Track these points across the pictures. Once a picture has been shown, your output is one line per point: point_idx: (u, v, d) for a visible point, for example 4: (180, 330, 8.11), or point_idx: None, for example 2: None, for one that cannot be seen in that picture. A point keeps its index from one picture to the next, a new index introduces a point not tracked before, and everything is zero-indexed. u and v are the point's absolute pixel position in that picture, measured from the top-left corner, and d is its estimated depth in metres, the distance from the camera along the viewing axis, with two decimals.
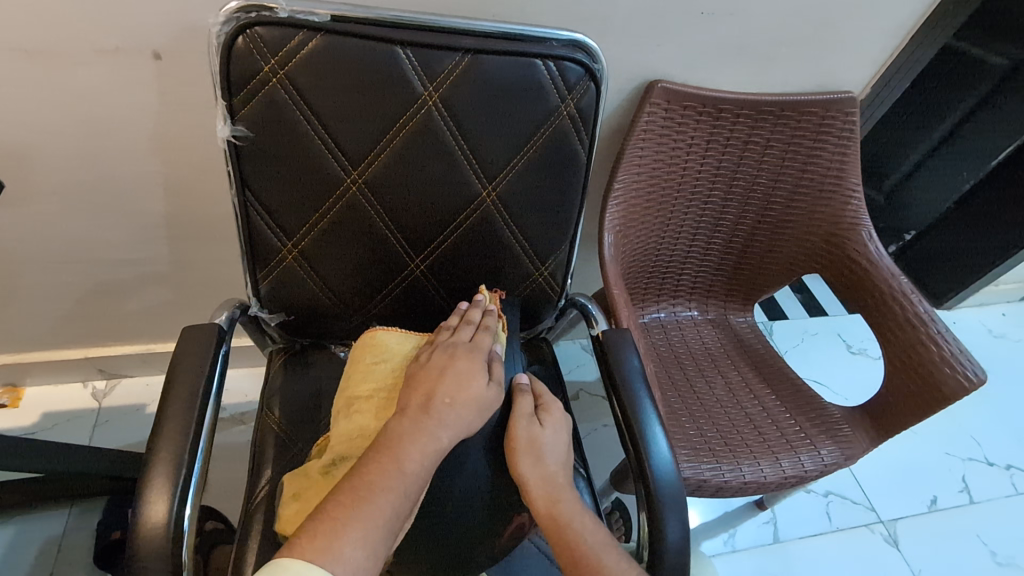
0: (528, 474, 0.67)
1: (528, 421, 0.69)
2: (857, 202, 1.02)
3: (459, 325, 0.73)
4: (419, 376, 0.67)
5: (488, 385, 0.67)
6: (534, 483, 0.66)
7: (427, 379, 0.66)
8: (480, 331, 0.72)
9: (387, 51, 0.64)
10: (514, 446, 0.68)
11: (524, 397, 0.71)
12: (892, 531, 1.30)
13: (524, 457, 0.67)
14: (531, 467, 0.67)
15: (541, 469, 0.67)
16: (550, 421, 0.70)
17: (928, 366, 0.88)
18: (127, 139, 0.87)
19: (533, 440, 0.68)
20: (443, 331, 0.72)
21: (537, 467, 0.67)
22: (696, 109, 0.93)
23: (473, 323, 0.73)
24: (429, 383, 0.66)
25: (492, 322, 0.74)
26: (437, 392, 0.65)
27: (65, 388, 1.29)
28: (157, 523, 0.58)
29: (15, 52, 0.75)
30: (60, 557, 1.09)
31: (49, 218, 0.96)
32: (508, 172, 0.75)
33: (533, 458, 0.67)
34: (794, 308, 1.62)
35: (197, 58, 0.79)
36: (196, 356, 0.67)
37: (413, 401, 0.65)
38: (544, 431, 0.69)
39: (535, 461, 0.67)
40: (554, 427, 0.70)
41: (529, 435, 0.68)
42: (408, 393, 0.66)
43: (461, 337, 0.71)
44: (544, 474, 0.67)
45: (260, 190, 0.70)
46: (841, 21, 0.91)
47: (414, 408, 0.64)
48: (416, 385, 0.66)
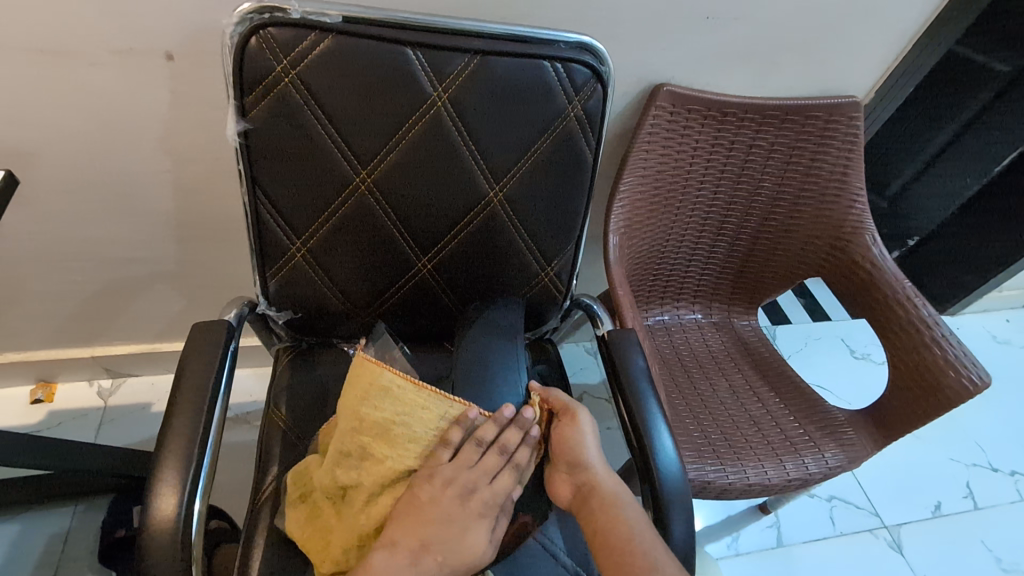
0: (595, 461, 0.70)
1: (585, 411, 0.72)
2: (861, 206, 1.02)
3: (491, 454, 0.66)
4: (424, 511, 0.64)
5: (486, 545, 0.65)
6: (599, 468, 0.70)
7: (430, 523, 0.63)
8: (508, 468, 0.67)
9: (397, 52, 0.65)
10: (581, 436, 0.70)
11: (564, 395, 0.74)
12: (896, 536, 1.30)
13: (591, 446, 0.70)
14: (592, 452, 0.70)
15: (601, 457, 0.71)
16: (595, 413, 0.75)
17: (932, 368, 0.88)
18: (138, 139, 0.88)
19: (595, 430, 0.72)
20: (472, 457, 0.66)
21: (599, 454, 0.71)
22: (701, 113, 0.94)
23: (505, 457, 0.67)
24: (430, 525, 0.63)
25: (524, 461, 0.68)
26: (433, 540, 0.63)
27: (71, 387, 1.29)
28: (167, 517, 0.58)
29: (31, 52, 0.76)
30: (65, 554, 1.09)
31: (59, 216, 0.97)
32: (514, 172, 0.75)
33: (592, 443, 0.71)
34: (798, 313, 1.62)
35: (209, 58, 0.81)
36: (205, 354, 0.68)
37: (406, 540, 0.63)
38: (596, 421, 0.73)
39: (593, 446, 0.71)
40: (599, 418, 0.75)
41: (592, 424, 0.72)
42: (404, 523, 0.63)
43: (487, 473, 0.66)
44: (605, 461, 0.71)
45: (272, 189, 0.71)
46: (845, 26, 0.92)
47: (403, 550, 0.63)
48: (418, 519, 0.63)
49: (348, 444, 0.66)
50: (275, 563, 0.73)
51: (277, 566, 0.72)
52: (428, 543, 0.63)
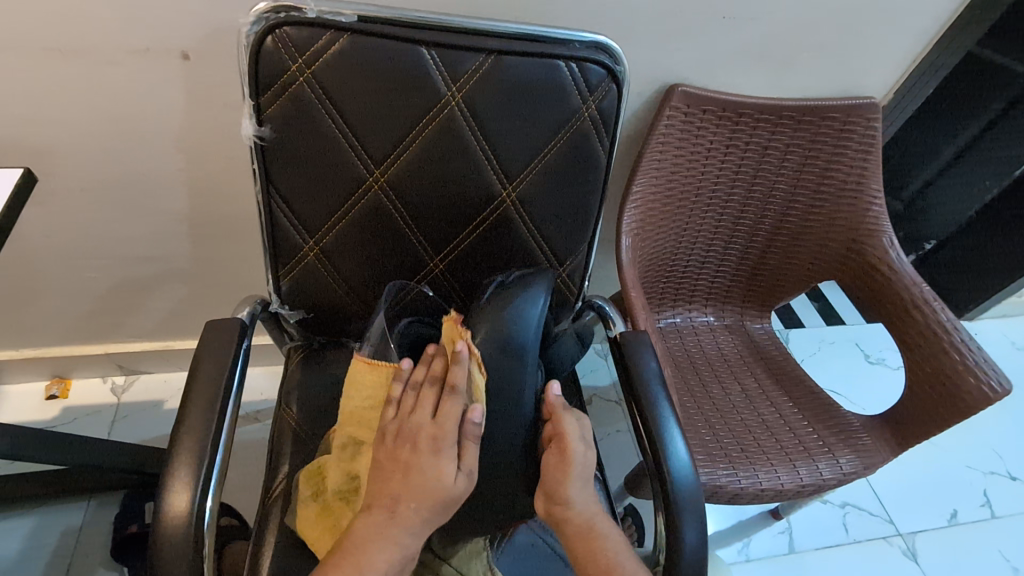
0: (579, 498, 0.64)
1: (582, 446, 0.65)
2: (878, 209, 1.01)
3: (425, 389, 0.63)
4: (388, 467, 0.62)
5: (456, 476, 0.60)
6: (583, 506, 0.64)
7: (394, 476, 0.61)
8: (446, 397, 0.62)
9: (412, 51, 0.65)
10: (570, 471, 0.63)
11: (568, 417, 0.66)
12: (911, 544, 1.28)
13: (578, 484, 0.64)
14: (579, 491, 0.64)
15: (587, 495, 0.65)
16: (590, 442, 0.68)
17: (950, 374, 0.87)
18: (154, 138, 0.89)
19: (587, 467, 0.65)
20: (407, 399, 0.63)
21: (585, 492, 0.64)
22: (716, 113, 0.93)
23: (438, 387, 0.63)
24: (395, 481, 0.61)
25: (461, 382, 0.61)
26: (401, 495, 0.60)
27: (85, 383, 1.31)
28: (180, 512, 0.59)
29: (51, 52, 0.77)
30: (78, 549, 1.10)
31: (76, 214, 0.98)
32: (528, 172, 0.75)
33: (581, 481, 0.64)
34: (811, 317, 1.60)
35: (224, 58, 0.81)
36: (218, 351, 0.68)
37: (381, 499, 0.61)
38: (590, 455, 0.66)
39: (582, 484, 0.64)
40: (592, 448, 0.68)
41: (586, 460, 0.65)
42: (377, 485, 0.62)
43: (426, 412, 0.62)
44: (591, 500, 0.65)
45: (286, 188, 0.71)
46: (863, 27, 0.91)
47: (378, 507, 0.60)
48: (386, 478, 0.61)
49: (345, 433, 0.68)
50: (286, 561, 0.73)
51: (287, 565, 0.72)
52: (397, 494, 0.60)
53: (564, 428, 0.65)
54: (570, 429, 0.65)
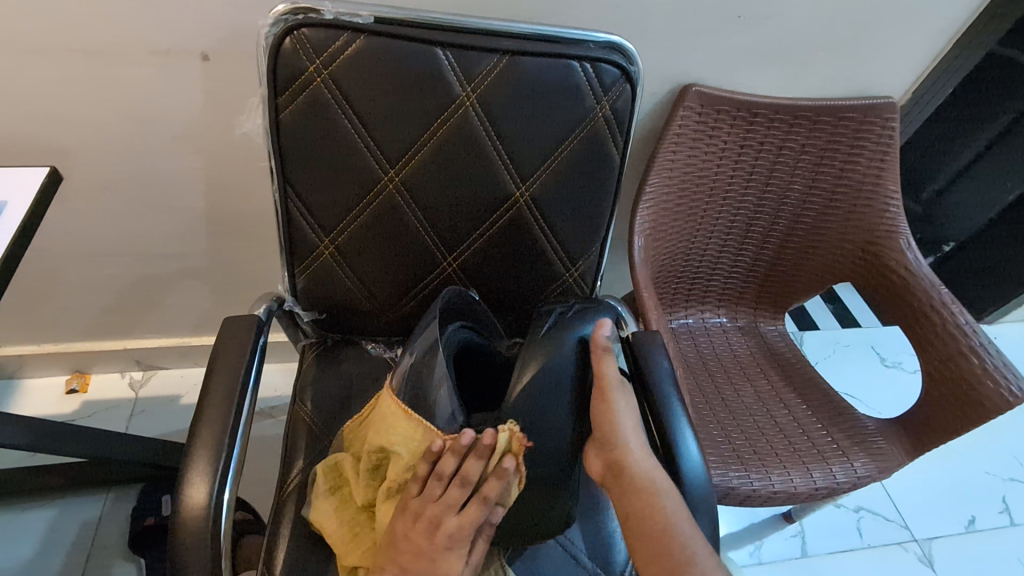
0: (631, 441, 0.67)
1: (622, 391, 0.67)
2: (895, 210, 0.99)
3: (454, 486, 0.62)
4: (400, 546, 0.64)
5: (463, 566, 0.65)
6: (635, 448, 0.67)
7: (407, 554, 0.64)
8: (475, 500, 0.63)
9: (427, 52, 0.66)
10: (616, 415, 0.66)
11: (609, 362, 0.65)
12: (927, 550, 1.26)
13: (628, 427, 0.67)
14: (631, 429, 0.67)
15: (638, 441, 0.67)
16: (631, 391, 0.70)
17: (968, 378, 0.85)
18: (174, 138, 0.91)
19: (630, 413, 0.67)
20: (434, 488, 0.63)
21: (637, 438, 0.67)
22: (730, 113, 0.93)
23: (471, 488, 0.63)
24: (406, 559, 0.64)
25: (493, 494, 0.62)
26: (410, 572, 0.64)
27: (104, 378, 1.33)
28: (197, 506, 0.60)
29: (75, 53, 0.79)
30: (97, 541, 1.12)
31: (97, 212, 1.00)
32: (541, 172, 0.75)
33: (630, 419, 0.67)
34: (826, 319, 1.58)
35: (243, 58, 0.82)
36: (236, 349, 0.69)
37: (389, 571, 0.64)
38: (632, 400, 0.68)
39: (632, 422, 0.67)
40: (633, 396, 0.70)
41: (627, 399, 0.68)
42: (388, 556, 0.65)
43: (451, 506, 0.63)
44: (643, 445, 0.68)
45: (301, 187, 0.72)
46: (880, 26, 0.90)
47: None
48: (398, 554, 0.64)
49: (375, 458, 0.66)
50: (301, 554, 0.74)
51: (302, 557, 0.74)
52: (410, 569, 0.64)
53: (606, 376, 0.65)
54: (609, 375, 0.66)
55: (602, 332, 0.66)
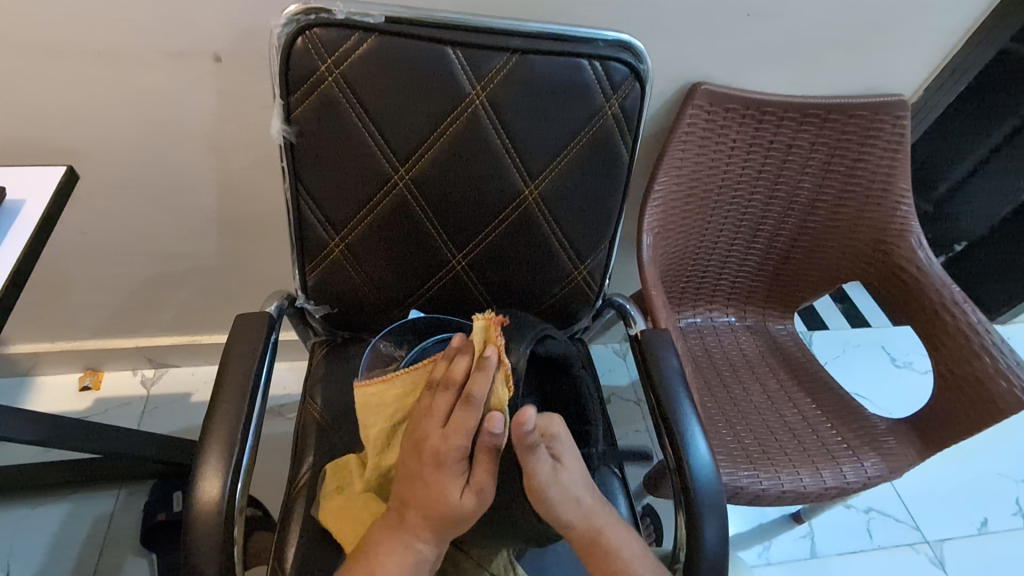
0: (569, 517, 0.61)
1: (552, 473, 0.60)
2: (906, 208, 0.99)
3: (438, 393, 0.61)
4: (402, 471, 0.62)
5: (462, 493, 0.59)
6: (577, 519, 0.62)
7: (405, 482, 0.62)
8: (459, 404, 0.59)
9: (438, 51, 0.66)
10: (547, 499, 0.60)
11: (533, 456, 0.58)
12: (938, 552, 1.25)
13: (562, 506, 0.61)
14: (572, 510, 0.61)
15: (579, 508, 0.62)
16: (568, 451, 0.62)
17: (981, 377, 0.85)
18: (186, 138, 0.92)
19: (565, 488, 0.61)
20: (425, 400, 0.62)
21: (575, 509, 0.62)
22: (739, 111, 0.93)
23: (457, 391, 0.60)
24: (405, 487, 0.61)
25: (477, 391, 0.58)
26: (409, 501, 0.61)
27: (116, 375, 1.35)
28: (210, 500, 0.61)
29: (90, 54, 0.80)
30: (109, 536, 1.14)
31: (110, 211, 1.01)
32: (551, 170, 0.76)
33: (570, 501, 0.61)
34: (835, 319, 1.58)
35: (255, 59, 0.83)
36: (248, 344, 0.70)
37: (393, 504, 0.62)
38: (565, 474, 0.61)
39: (573, 502, 0.61)
40: (573, 454, 0.63)
41: (563, 485, 0.61)
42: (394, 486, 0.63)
43: (438, 418, 0.60)
44: (587, 510, 0.62)
45: (313, 186, 0.73)
46: (891, 23, 0.89)
47: (390, 514, 0.62)
48: (400, 481, 0.62)
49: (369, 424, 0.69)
50: (311, 550, 0.75)
51: (312, 552, 0.74)
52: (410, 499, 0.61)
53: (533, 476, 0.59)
54: (534, 464, 0.58)
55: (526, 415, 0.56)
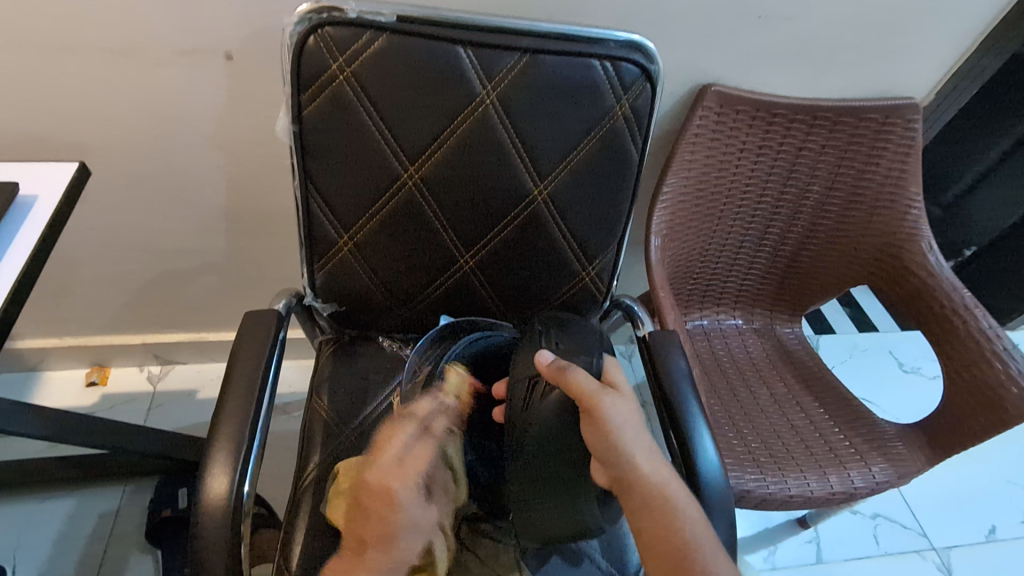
0: (632, 452, 0.60)
1: (607, 395, 0.60)
2: (917, 212, 0.98)
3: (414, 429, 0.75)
4: (366, 507, 0.71)
5: (420, 522, 0.70)
6: (641, 458, 0.60)
7: (372, 520, 0.70)
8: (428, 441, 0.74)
9: (449, 51, 0.66)
10: (608, 427, 0.59)
11: (580, 374, 0.60)
12: (945, 560, 1.24)
13: (624, 439, 0.59)
14: (635, 442, 0.60)
15: (642, 446, 0.61)
16: (624, 383, 0.63)
17: (992, 383, 0.84)
18: (196, 135, 0.92)
19: (625, 415, 0.60)
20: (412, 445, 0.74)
21: (637, 444, 0.60)
22: (749, 114, 0.92)
23: (427, 436, 0.74)
24: (365, 523, 0.70)
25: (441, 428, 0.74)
26: (368, 538, 0.69)
27: (123, 372, 1.35)
28: (219, 496, 0.61)
29: (102, 51, 0.80)
30: (114, 531, 1.14)
31: (119, 207, 1.02)
32: (560, 170, 0.75)
33: (633, 431, 0.60)
34: (843, 323, 1.57)
35: (266, 58, 0.83)
36: (257, 342, 0.70)
37: (354, 538, 0.71)
38: (623, 400, 0.61)
39: (636, 433, 0.61)
40: (628, 387, 0.63)
41: (625, 411, 0.60)
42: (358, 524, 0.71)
43: (413, 449, 0.74)
44: (647, 445, 0.61)
45: (322, 184, 0.73)
46: (904, 25, 0.89)
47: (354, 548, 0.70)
48: (365, 519, 0.70)
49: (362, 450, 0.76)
50: (317, 548, 0.75)
51: (317, 550, 0.74)
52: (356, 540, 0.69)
53: (584, 391, 0.59)
54: (584, 387, 0.59)
55: (545, 356, 0.62)
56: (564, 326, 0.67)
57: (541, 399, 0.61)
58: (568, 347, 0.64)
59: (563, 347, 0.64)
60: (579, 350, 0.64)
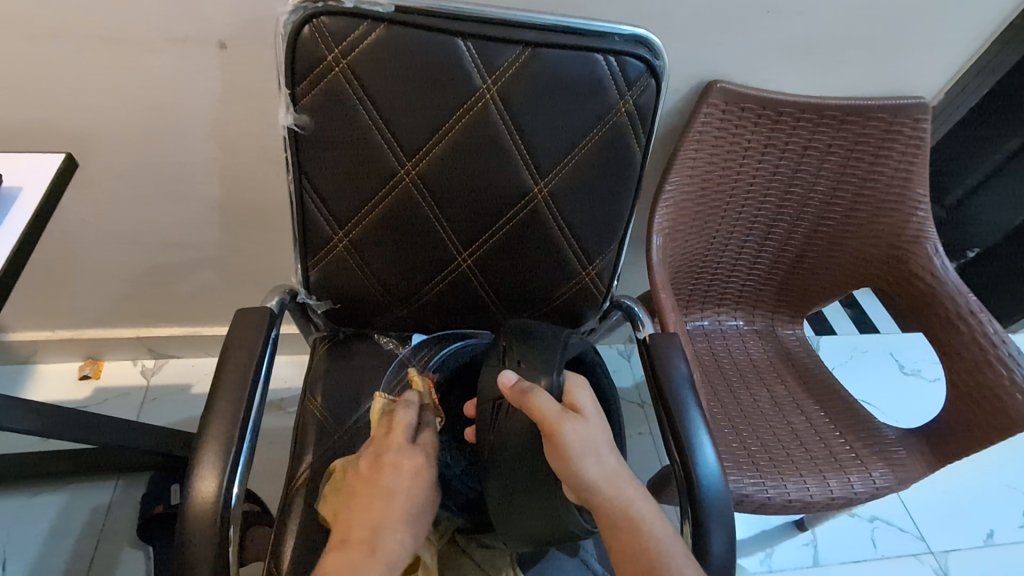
0: (595, 477, 0.57)
1: (568, 423, 0.56)
2: (923, 214, 0.96)
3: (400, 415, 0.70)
4: (367, 502, 0.63)
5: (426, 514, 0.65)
6: (602, 481, 0.58)
7: (376, 511, 0.63)
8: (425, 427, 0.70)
9: (448, 43, 0.64)
10: (569, 456, 0.56)
11: (540, 398, 0.57)
12: (943, 564, 1.23)
13: (586, 466, 0.56)
14: (597, 467, 0.57)
15: (605, 468, 0.58)
16: (587, 404, 0.60)
17: (996, 390, 0.83)
18: (189, 126, 0.90)
19: (587, 441, 0.57)
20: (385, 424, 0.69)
21: (601, 467, 0.58)
22: (754, 112, 0.90)
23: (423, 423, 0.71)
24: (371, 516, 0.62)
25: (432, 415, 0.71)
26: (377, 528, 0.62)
27: (116, 365, 1.34)
28: (206, 499, 0.59)
29: (92, 39, 0.78)
30: (106, 527, 1.13)
31: (111, 199, 1.00)
32: (561, 168, 0.74)
33: (594, 455, 0.57)
34: (844, 324, 1.55)
35: (261, 48, 0.81)
36: (248, 340, 0.68)
37: (357, 536, 0.61)
38: (586, 425, 0.57)
39: (597, 458, 0.57)
40: (592, 408, 0.60)
41: (586, 437, 0.57)
42: (356, 519, 0.62)
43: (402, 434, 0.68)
44: (610, 467, 0.59)
45: (317, 179, 0.71)
46: (915, 22, 0.86)
47: (357, 545, 0.60)
48: (364, 511, 0.63)
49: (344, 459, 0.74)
50: (308, 549, 0.74)
51: (308, 552, 0.73)
52: (360, 554, 0.59)
53: (544, 416, 0.56)
54: (546, 415, 0.56)
55: (507, 376, 0.59)
56: (528, 340, 0.63)
57: (506, 418, 0.61)
58: (530, 365, 0.61)
59: (526, 365, 0.61)
60: (542, 366, 0.60)
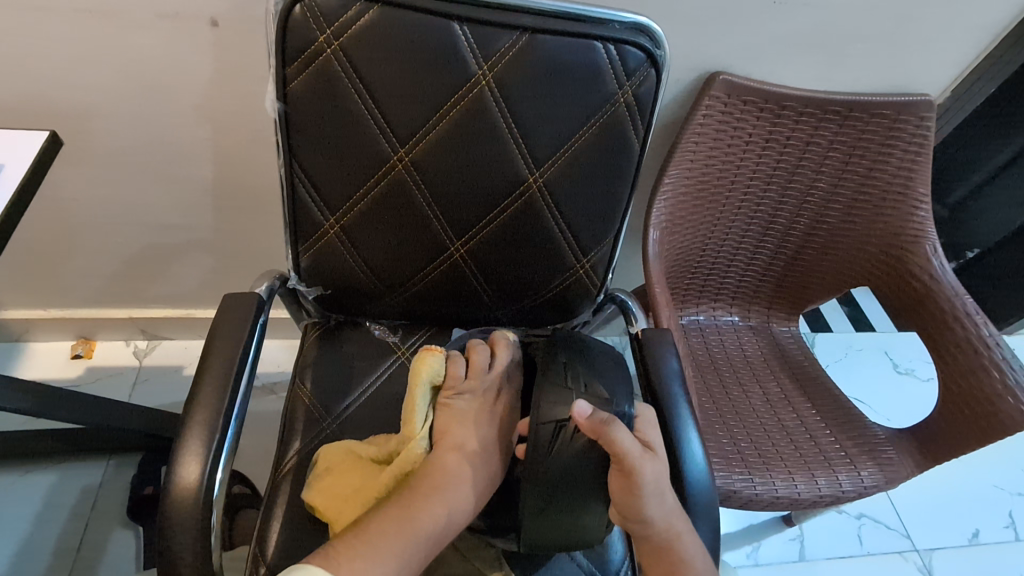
0: (654, 512, 0.61)
1: (644, 459, 0.59)
2: (923, 214, 0.95)
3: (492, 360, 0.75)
4: (477, 418, 0.71)
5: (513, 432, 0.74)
6: (659, 517, 0.61)
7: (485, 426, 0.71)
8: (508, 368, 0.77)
9: (442, 26, 0.62)
10: (640, 491, 0.59)
11: (623, 435, 0.58)
12: (927, 562, 1.24)
13: (651, 500, 0.60)
14: (657, 503, 0.61)
15: (664, 506, 0.62)
16: (656, 441, 0.64)
17: (987, 393, 0.83)
18: (180, 106, 0.88)
19: (657, 479, 0.60)
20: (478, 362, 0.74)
21: (661, 504, 0.61)
22: (757, 105, 0.89)
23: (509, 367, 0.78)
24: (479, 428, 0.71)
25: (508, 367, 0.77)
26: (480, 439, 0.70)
27: (108, 345, 1.33)
28: (189, 485, 0.59)
29: (81, 13, 0.76)
30: (97, 506, 1.13)
31: (102, 179, 0.98)
32: (557, 158, 0.72)
33: (658, 495, 0.61)
34: (841, 322, 1.55)
35: (253, 26, 0.79)
36: (236, 326, 0.68)
37: (471, 444, 0.69)
38: (657, 462, 0.61)
39: (659, 496, 0.61)
40: (660, 446, 0.64)
41: (656, 476, 0.60)
42: (467, 429, 0.70)
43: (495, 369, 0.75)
44: (669, 505, 0.62)
45: (307, 163, 0.70)
46: (924, 17, 0.84)
47: (471, 450, 0.69)
48: (472, 424, 0.71)
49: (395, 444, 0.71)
50: (294, 535, 0.74)
51: (295, 538, 0.73)
52: (479, 460, 0.69)
53: (623, 451, 0.57)
54: (628, 450, 0.57)
55: (582, 407, 0.58)
56: (590, 362, 0.63)
57: (567, 443, 0.58)
58: (598, 391, 0.61)
59: (592, 391, 0.61)
60: (607, 396, 0.61)
